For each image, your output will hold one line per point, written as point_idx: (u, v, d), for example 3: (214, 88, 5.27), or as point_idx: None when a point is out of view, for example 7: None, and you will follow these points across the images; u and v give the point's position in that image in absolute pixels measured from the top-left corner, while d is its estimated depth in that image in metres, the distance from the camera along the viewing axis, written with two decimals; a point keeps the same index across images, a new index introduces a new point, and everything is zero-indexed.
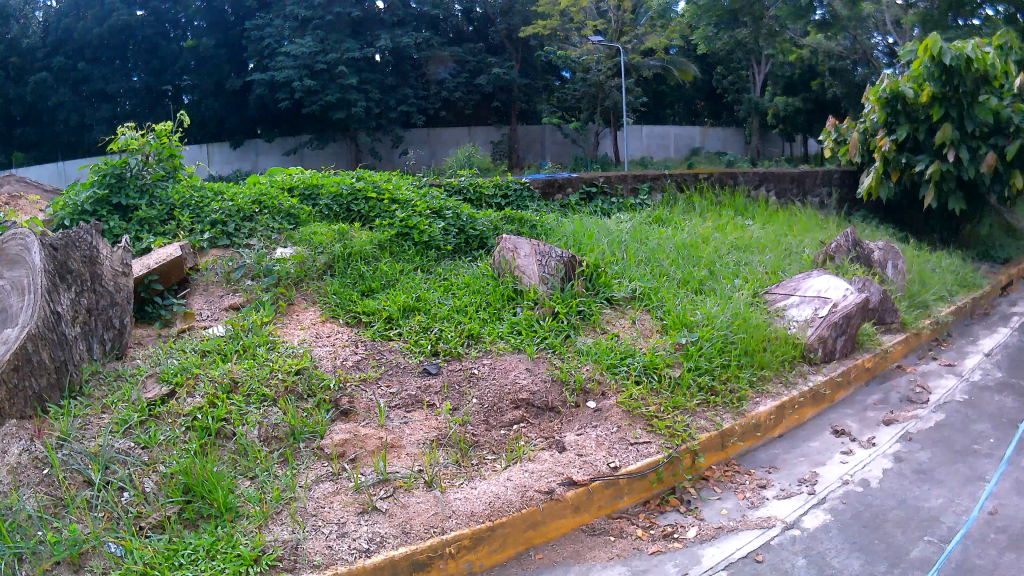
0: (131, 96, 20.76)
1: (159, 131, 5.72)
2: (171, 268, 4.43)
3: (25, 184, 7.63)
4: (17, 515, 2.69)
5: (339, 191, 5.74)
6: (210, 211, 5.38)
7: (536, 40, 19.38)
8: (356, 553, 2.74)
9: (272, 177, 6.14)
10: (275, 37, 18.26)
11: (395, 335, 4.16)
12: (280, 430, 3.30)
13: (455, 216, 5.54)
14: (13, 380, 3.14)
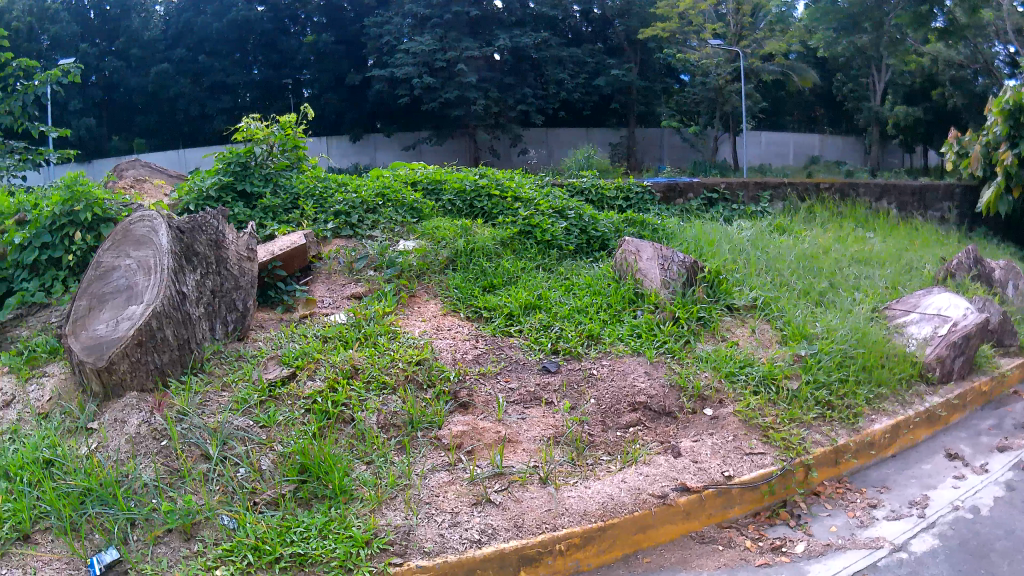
0: (253, 89, 21.49)
1: (284, 123, 5.87)
2: (294, 254, 4.56)
3: (149, 169, 7.91)
4: (133, 482, 2.92)
5: (462, 187, 5.86)
6: (333, 203, 5.52)
7: (654, 42, 19.45)
8: (467, 543, 2.81)
9: (394, 171, 6.27)
10: (394, 34, 18.65)
11: (515, 331, 4.21)
12: (398, 419, 3.38)
13: (576, 217, 5.56)
14: (136, 354, 3.31)
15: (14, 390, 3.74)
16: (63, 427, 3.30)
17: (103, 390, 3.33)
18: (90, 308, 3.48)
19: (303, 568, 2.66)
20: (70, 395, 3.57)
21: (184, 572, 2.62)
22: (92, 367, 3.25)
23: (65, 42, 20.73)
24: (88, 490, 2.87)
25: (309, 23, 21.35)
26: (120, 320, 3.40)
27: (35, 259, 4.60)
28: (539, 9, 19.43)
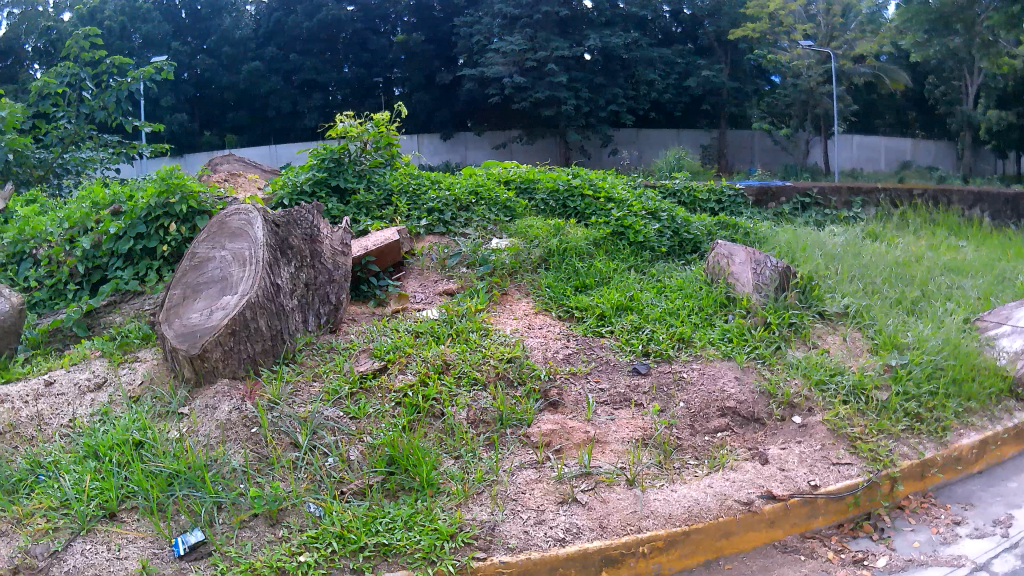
0: (343, 87, 21.87)
1: (377, 121, 5.95)
2: (387, 251, 4.60)
3: (243, 163, 8.10)
4: (221, 467, 3.02)
5: (556, 187, 5.93)
6: (427, 199, 5.63)
7: (745, 42, 19.42)
8: (552, 541, 2.82)
9: (487, 169, 6.31)
10: (485, 34, 18.85)
11: (606, 332, 4.20)
12: (487, 415, 3.41)
13: (669, 219, 5.53)
14: (228, 343, 3.40)
15: (106, 372, 3.89)
16: (154, 411, 3.40)
17: (194, 376, 3.43)
18: (184, 298, 3.59)
19: (387, 558, 2.72)
20: (160, 380, 3.70)
21: (269, 556, 2.69)
22: (185, 354, 3.34)
23: (158, 41, 21.28)
24: (177, 472, 2.98)
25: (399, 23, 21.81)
26: (214, 310, 3.49)
27: (130, 249, 4.82)
28: (627, 10, 19.69)
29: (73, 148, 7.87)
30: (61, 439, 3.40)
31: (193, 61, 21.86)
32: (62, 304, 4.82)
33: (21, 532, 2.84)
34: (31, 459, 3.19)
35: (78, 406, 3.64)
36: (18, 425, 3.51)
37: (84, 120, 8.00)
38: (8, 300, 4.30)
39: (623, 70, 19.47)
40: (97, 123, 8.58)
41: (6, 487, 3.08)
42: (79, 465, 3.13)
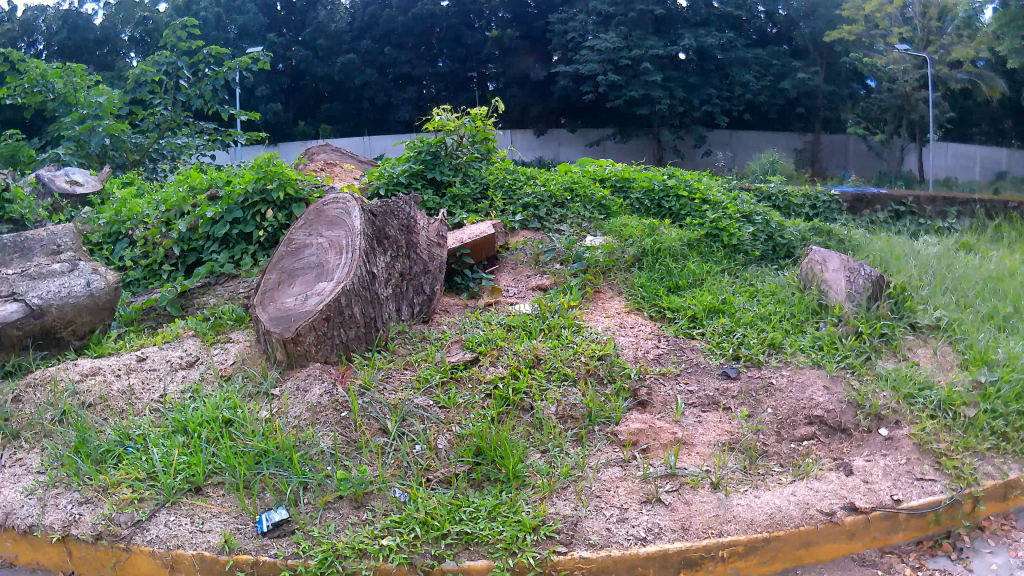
0: (437, 82, 21.96)
1: (474, 115, 6.00)
2: (482, 243, 4.68)
3: (340, 154, 8.23)
4: (310, 449, 3.11)
5: (651, 187, 5.96)
6: (522, 195, 5.73)
7: (841, 45, 19.11)
8: (633, 540, 2.83)
9: (582, 167, 6.42)
10: (579, 31, 19.76)
11: (697, 334, 4.19)
12: (577, 411, 3.43)
13: (764, 223, 5.48)
14: (322, 328, 3.48)
15: (198, 351, 4.03)
16: (246, 391, 3.52)
17: (286, 359, 3.53)
18: (279, 282, 3.72)
19: (469, 546, 2.76)
20: (252, 361, 3.83)
21: (352, 538, 2.77)
22: (279, 336, 3.44)
23: (253, 32, 21.80)
24: (265, 451, 3.10)
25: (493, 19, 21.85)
26: (309, 295, 3.58)
27: (226, 233, 5.01)
28: (722, 10, 20.06)
29: (170, 133, 8.77)
30: (151, 413, 3.56)
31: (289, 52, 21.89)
32: (155, 283, 5.06)
33: (108, 500, 3.07)
34: (120, 431, 3.40)
35: (169, 382, 3.79)
36: (110, 397, 3.73)
37: (180, 108, 8.89)
38: (102, 277, 4.51)
39: (718, 69, 19.94)
40: (202, 110, 8.89)
41: (94, 456, 3.31)
42: (167, 439, 3.30)
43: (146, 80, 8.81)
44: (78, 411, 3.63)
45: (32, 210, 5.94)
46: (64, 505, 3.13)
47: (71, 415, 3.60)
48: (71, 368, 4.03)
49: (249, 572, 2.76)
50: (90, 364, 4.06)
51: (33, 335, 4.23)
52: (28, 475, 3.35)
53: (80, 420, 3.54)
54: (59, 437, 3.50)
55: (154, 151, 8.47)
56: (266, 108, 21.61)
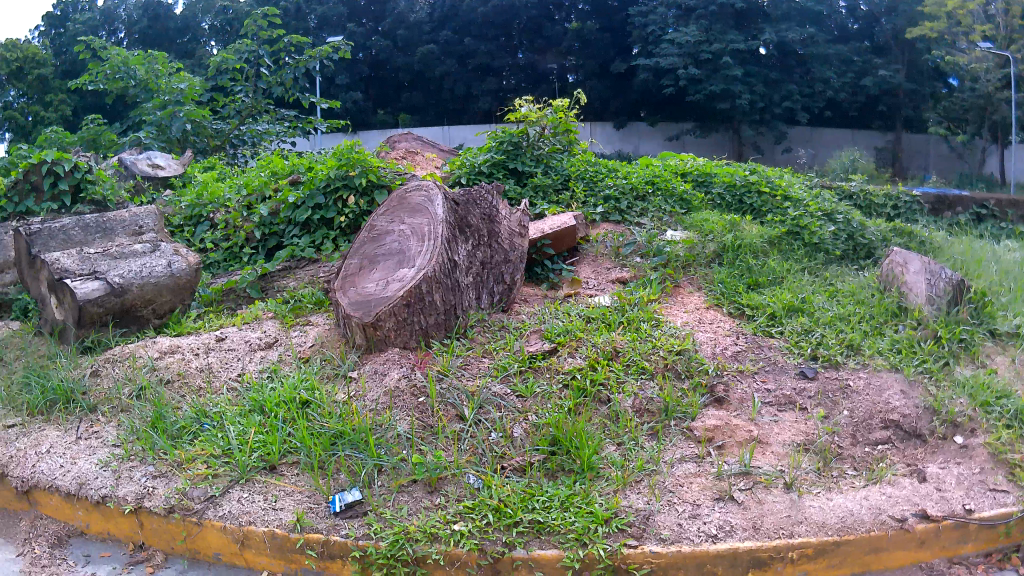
0: (517, 72, 22.14)
1: (557, 106, 5.97)
2: (563, 235, 4.75)
3: (422, 142, 8.29)
4: (387, 432, 3.16)
5: (733, 182, 6.12)
6: (603, 186, 5.82)
7: (924, 43, 18.78)
8: (704, 537, 2.83)
9: (664, 161, 6.62)
10: (659, 24, 20.11)
11: (776, 333, 4.18)
12: (653, 405, 3.45)
13: (845, 222, 5.45)
14: (403, 314, 3.56)
15: (277, 333, 4.16)
16: (324, 372, 3.64)
17: (365, 343, 3.63)
18: (361, 268, 3.84)
19: (540, 535, 2.78)
20: (330, 344, 3.90)
21: (424, 522, 2.81)
22: (358, 321, 3.55)
23: (332, 22, 22.16)
24: (341, 433, 3.17)
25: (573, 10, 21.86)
26: (390, 282, 3.68)
27: (307, 218, 5.21)
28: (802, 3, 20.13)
29: (250, 121, 8.90)
30: (229, 391, 3.66)
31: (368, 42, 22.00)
32: (236, 265, 5.27)
33: (182, 475, 3.16)
34: (197, 408, 3.50)
35: (247, 361, 3.89)
36: (188, 374, 3.84)
37: (263, 96, 9.04)
38: (184, 258, 4.60)
39: (799, 65, 20.12)
40: (283, 96, 9.08)
41: (171, 432, 3.40)
42: (244, 418, 3.40)
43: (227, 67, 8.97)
44: (155, 388, 3.74)
45: (115, 192, 6.17)
46: (139, 476, 3.22)
47: (148, 390, 3.72)
48: (150, 346, 4.16)
49: (319, 551, 2.84)
50: (169, 343, 4.18)
51: (113, 312, 4.34)
52: (104, 447, 3.46)
53: (157, 396, 3.64)
54: (135, 412, 3.61)
55: (235, 137, 8.74)
56: (346, 96, 21.83)
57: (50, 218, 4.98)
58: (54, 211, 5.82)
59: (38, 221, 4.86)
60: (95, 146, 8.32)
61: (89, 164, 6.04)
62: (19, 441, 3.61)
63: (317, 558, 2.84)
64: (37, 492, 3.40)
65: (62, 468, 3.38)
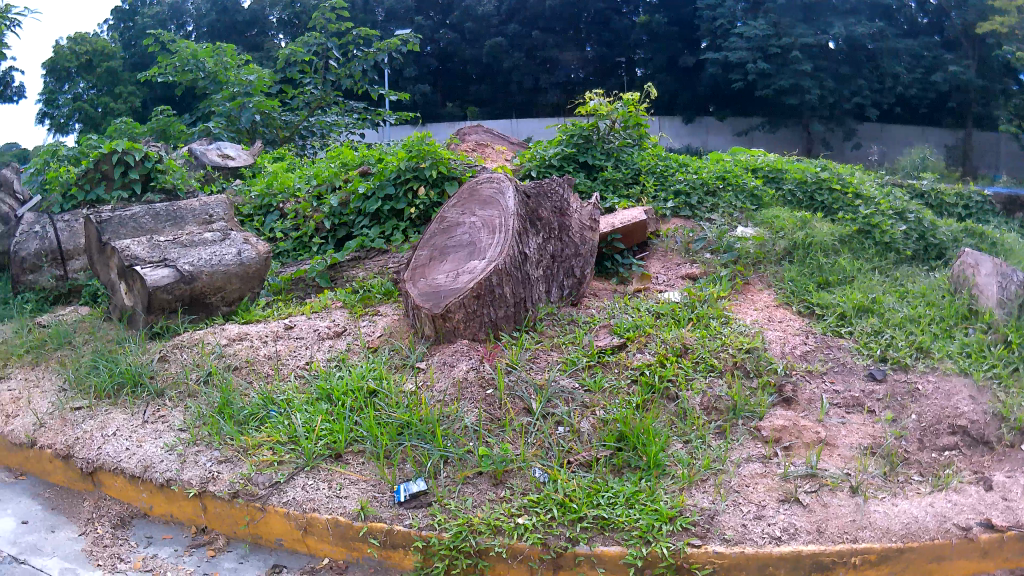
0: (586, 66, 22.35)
1: (627, 100, 6.13)
2: (634, 229, 4.82)
3: (491, 135, 8.29)
4: (455, 424, 3.18)
5: (803, 179, 6.01)
6: (674, 181, 5.77)
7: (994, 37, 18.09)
8: (767, 539, 2.77)
9: (734, 156, 6.55)
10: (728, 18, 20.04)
11: (845, 333, 4.10)
12: (721, 403, 3.42)
13: (916, 221, 5.43)
14: (473, 305, 3.60)
15: (345, 323, 4.21)
16: (393, 361, 3.69)
17: (434, 333, 3.70)
18: (431, 258, 3.93)
19: (603, 532, 2.75)
20: (398, 335, 3.93)
21: (488, 514, 2.80)
22: (428, 312, 3.62)
23: (400, 14, 22.29)
24: (407, 424, 3.20)
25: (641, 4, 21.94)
26: (460, 274, 3.73)
27: (377, 209, 5.23)
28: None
29: (319, 112, 9.21)
30: (296, 378, 3.70)
31: (437, 35, 22.21)
32: (305, 255, 5.35)
33: (248, 460, 3.20)
34: (264, 395, 3.55)
35: (315, 350, 3.94)
36: (256, 361, 3.90)
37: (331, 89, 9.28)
38: (254, 247, 4.70)
39: (868, 61, 19.63)
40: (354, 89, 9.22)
41: (237, 418, 3.45)
42: (310, 406, 3.44)
43: (296, 60, 9.16)
44: (223, 373, 3.81)
45: (185, 181, 6.30)
46: (204, 461, 3.27)
47: (216, 376, 3.79)
48: (219, 333, 4.23)
49: (382, 540, 2.83)
50: (237, 330, 4.25)
51: (182, 299, 4.42)
52: (170, 431, 3.52)
53: (225, 382, 3.71)
54: (203, 397, 3.68)
55: (305, 129, 9.00)
56: (415, 88, 21.98)
57: (121, 207, 5.13)
58: (124, 198, 5.97)
59: (108, 210, 5.01)
60: (165, 137, 8.47)
61: (160, 155, 6.17)
62: (87, 423, 3.72)
63: (379, 548, 2.84)
64: (101, 474, 3.47)
65: (128, 450, 3.44)
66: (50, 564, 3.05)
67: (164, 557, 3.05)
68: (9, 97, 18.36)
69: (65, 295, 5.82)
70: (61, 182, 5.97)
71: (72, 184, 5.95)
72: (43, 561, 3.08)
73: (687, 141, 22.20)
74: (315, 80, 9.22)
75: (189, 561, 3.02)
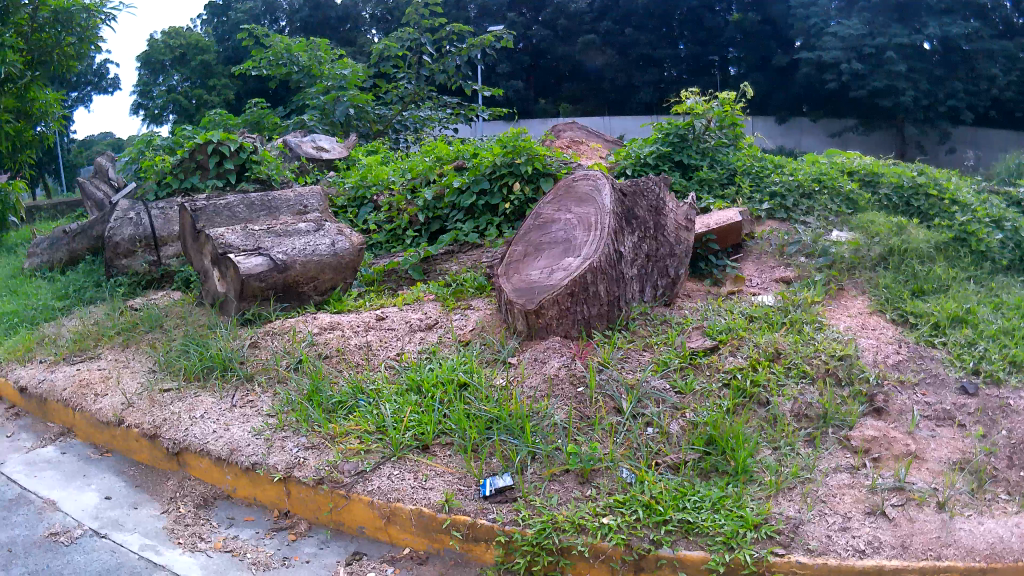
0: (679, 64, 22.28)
1: (724, 99, 6.09)
2: (729, 231, 4.80)
3: (585, 132, 8.29)
4: (544, 420, 3.19)
5: (900, 183, 5.83)
6: (771, 183, 5.70)
7: None
8: (852, 551, 2.69)
9: (829, 159, 6.40)
10: (822, 17, 19.73)
11: (939, 343, 3.95)
12: (812, 410, 3.34)
13: (1014, 230, 5.28)
14: (566, 302, 3.63)
15: (437, 315, 4.25)
16: (484, 356, 3.72)
17: (527, 329, 3.72)
18: (526, 255, 3.98)
19: (688, 536, 2.71)
20: (490, 329, 3.95)
21: (574, 512, 2.78)
22: (522, 308, 3.64)
23: (492, 11, 22.47)
24: (497, 418, 3.22)
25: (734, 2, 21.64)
26: (554, 270, 3.77)
27: (472, 203, 5.31)
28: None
29: (413, 106, 9.22)
30: (386, 369, 3.75)
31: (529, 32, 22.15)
32: (397, 247, 5.42)
33: (335, 448, 3.24)
34: (354, 384, 3.60)
35: (406, 341, 3.99)
36: (346, 351, 3.96)
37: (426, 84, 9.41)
38: (348, 238, 4.79)
39: (963, 62, 19.08)
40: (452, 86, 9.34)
41: (327, 406, 3.52)
42: (400, 396, 3.48)
43: (391, 56, 9.33)
44: (313, 361, 3.87)
45: (279, 172, 6.38)
46: (291, 447, 3.32)
47: (306, 364, 3.86)
48: (310, 322, 4.31)
49: (465, 533, 2.83)
50: (329, 319, 4.33)
51: (275, 288, 4.51)
52: (259, 416, 3.60)
53: (316, 369, 3.78)
54: (292, 384, 3.75)
55: (397, 123, 9.04)
56: (510, 85, 22.13)
57: (217, 195, 5.27)
58: (219, 187, 6.09)
59: (204, 198, 5.14)
60: (258, 129, 8.69)
61: (255, 145, 6.28)
62: (176, 404, 3.82)
63: (462, 540, 2.84)
64: (187, 455, 3.55)
65: (215, 433, 3.51)
66: (131, 540, 3.15)
67: (245, 538, 3.11)
68: (106, 88, 19.05)
69: (158, 280, 5.97)
70: (158, 170, 6.15)
71: (168, 173, 6.13)
72: (125, 536, 3.19)
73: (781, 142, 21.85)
74: (408, 76, 9.28)
75: (270, 544, 3.07)
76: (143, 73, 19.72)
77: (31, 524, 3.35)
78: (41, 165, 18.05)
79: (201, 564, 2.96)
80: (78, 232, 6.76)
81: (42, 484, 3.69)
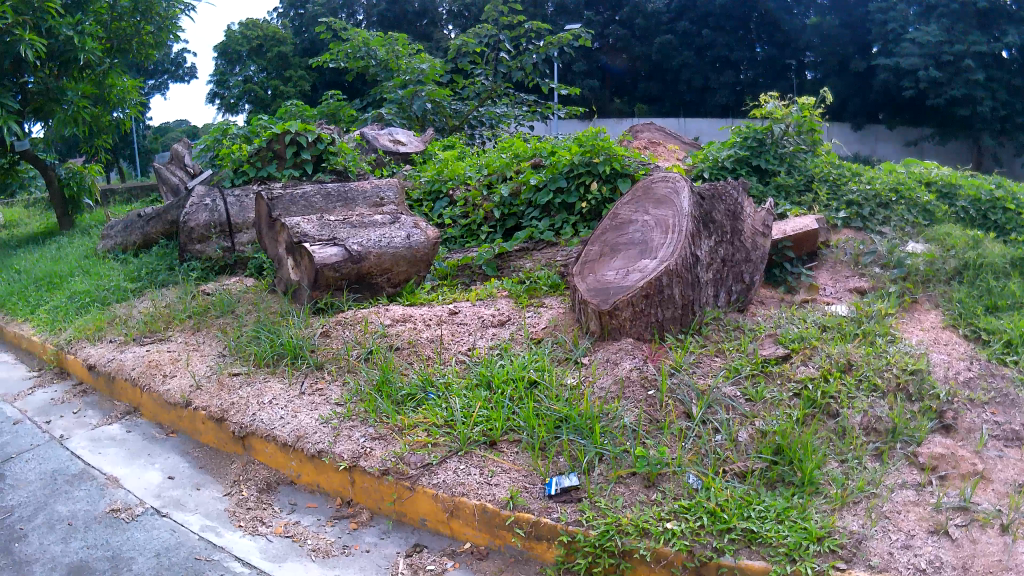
0: (755, 66, 22.01)
1: (803, 105, 5.93)
2: (805, 237, 4.74)
3: (664, 133, 8.25)
4: (613, 422, 3.18)
5: (978, 196, 5.71)
6: (847, 191, 5.59)
7: None
8: (912, 570, 2.58)
9: (908, 168, 6.28)
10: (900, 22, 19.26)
11: (1011, 361, 3.82)
12: (881, 424, 3.25)
13: None
14: (641, 304, 3.62)
15: (510, 312, 4.27)
16: (556, 354, 3.74)
17: (600, 329, 3.73)
18: (602, 256, 4.00)
19: (750, 545, 2.65)
20: (563, 327, 3.96)
21: (638, 516, 2.74)
22: (596, 308, 3.66)
23: (570, 9, 22.08)
24: (566, 418, 3.22)
25: (813, 5, 21.29)
26: (630, 271, 3.77)
27: (548, 201, 5.29)
28: None
29: (489, 103, 9.21)
30: (457, 363, 3.78)
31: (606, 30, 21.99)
32: (473, 242, 5.52)
33: (402, 439, 3.27)
34: (424, 376, 3.64)
35: (477, 337, 4.01)
36: (418, 343, 3.99)
37: (504, 80, 9.45)
38: (423, 231, 4.84)
39: None
40: (531, 82, 9.38)
41: (396, 397, 3.56)
42: (470, 391, 3.51)
43: (469, 52, 9.40)
44: (384, 352, 3.92)
45: (356, 164, 6.52)
46: (357, 437, 3.35)
47: (376, 355, 3.90)
48: (383, 313, 4.35)
49: (527, 530, 2.83)
50: (401, 312, 4.36)
51: (349, 278, 4.56)
52: (327, 404, 3.64)
53: (387, 360, 3.82)
54: (362, 373, 3.79)
55: (474, 118, 9.15)
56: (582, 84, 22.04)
57: (293, 185, 5.36)
58: (296, 177, 6.18)
59: (281, 188, 5.23)
60: (335, 121, 8.84)
61: (334, 137, 6.42)
62: (245, 389, 3.89)
63: (523, 538, 2.83)
64: (253, 439, 3.60)
65: (282, 419, 3.56)
66: (191, 520, 3.23)
67: (306, 524, 3.16)
68: (183, 76, 19.49)
69: (230, 266, 6.09)
70: (236, 158, 6.24)
71: (245, 161, 6.22)
72: (185, 516, 3.26)
73: (857, 149, 21.63)
74: (486, 72, 9.31)
75: (330, 532, 3.11)
76: (221, 63, 20.09)
77: (93, 499, 3.45)
78: (116, 149, 18.53)
79: (260, 548, 3.01)
80: (153, 215, 6.90)
81: (105, 461, 3.80)
